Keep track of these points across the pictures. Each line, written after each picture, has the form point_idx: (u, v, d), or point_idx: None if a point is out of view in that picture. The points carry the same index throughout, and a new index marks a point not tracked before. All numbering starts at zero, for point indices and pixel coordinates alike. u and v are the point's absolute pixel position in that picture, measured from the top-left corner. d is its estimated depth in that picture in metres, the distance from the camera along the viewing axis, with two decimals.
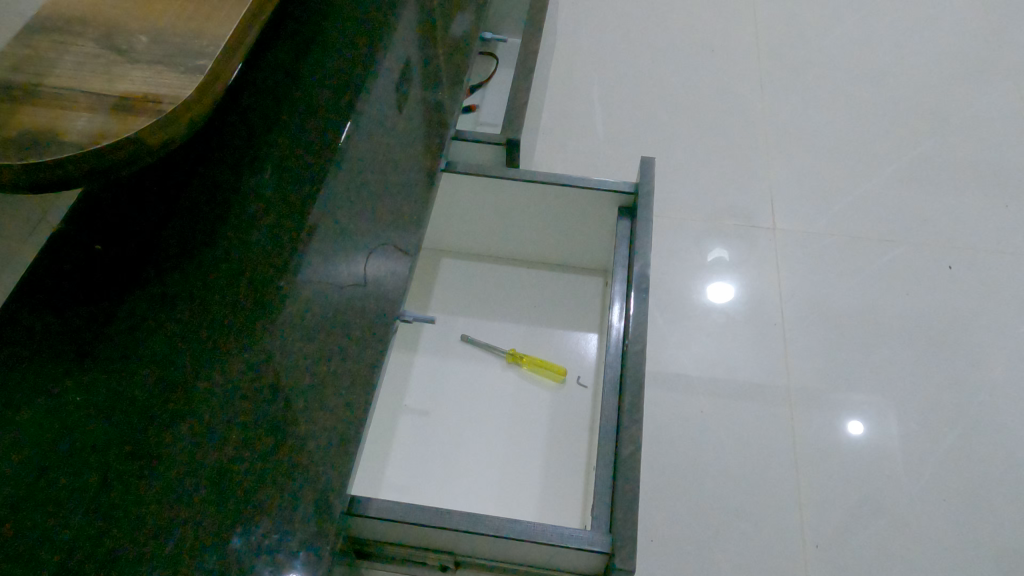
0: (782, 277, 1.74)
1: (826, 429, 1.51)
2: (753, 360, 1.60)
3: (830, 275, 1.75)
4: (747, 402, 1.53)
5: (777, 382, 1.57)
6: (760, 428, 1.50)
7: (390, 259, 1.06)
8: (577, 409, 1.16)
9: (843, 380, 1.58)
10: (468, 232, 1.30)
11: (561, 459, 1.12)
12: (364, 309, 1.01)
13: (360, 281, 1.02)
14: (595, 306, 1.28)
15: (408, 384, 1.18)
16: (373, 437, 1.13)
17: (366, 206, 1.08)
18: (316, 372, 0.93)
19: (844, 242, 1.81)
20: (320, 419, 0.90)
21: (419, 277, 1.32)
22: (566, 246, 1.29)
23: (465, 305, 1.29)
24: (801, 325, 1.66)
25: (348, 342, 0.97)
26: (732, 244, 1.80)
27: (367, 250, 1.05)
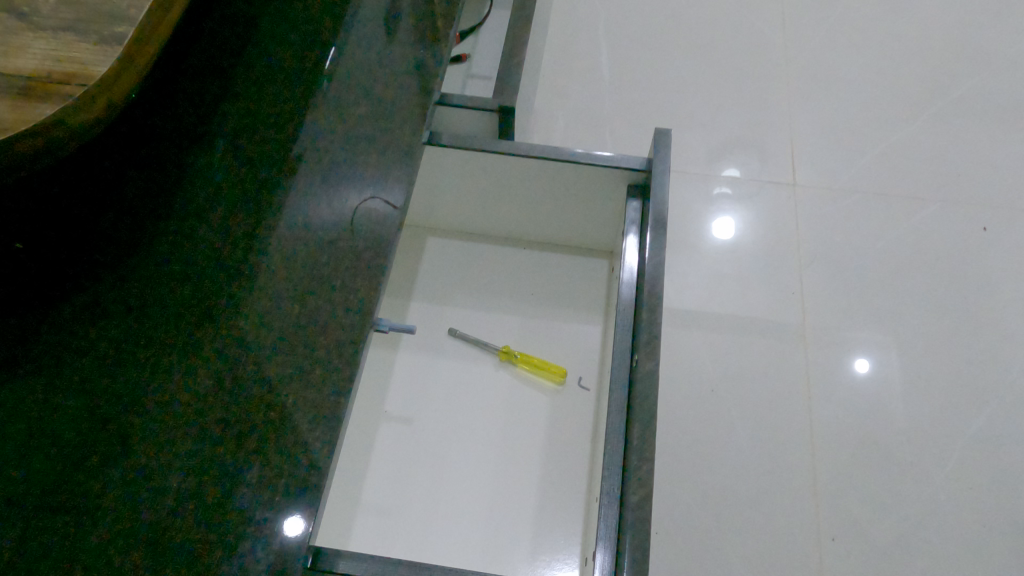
0: (802, 239, 1.58)
1: (846, 413, 1.38)
2: (770, 337, 1.46)
3: (855, 238, 1.58)
4: (761, 384, 1.40)
5: (795, 361, 1.43)
6: (775, 413, 1.38)
7: (375, 230, 0.88)
8: (578, 417, 1.04)
9: (867, 356, 1.44)
10: (456, 209, 1.15)
11: (558, 474, 1.00)
12: (345, 295, 0.83)
13: (339, 262, 0.85)
14: (600, 293, 1.15)
15: (390, 388, 1.06)
16: (349, 451, 1.01)
17: (342, 177, 0.91)
18: (283, 383, 0.77)
19: (871, 200, 1.64)
20: (292, 438, 0.74)
21: (401, 260, 1.17)
22: (568, 224, 1.14)
23: (454, 293, 1.15)
24: (822, 296, 1.51)
25: (325, 337, 0.80)
26: (747, 201, 1.62)
27: (345, 228, 0.88)
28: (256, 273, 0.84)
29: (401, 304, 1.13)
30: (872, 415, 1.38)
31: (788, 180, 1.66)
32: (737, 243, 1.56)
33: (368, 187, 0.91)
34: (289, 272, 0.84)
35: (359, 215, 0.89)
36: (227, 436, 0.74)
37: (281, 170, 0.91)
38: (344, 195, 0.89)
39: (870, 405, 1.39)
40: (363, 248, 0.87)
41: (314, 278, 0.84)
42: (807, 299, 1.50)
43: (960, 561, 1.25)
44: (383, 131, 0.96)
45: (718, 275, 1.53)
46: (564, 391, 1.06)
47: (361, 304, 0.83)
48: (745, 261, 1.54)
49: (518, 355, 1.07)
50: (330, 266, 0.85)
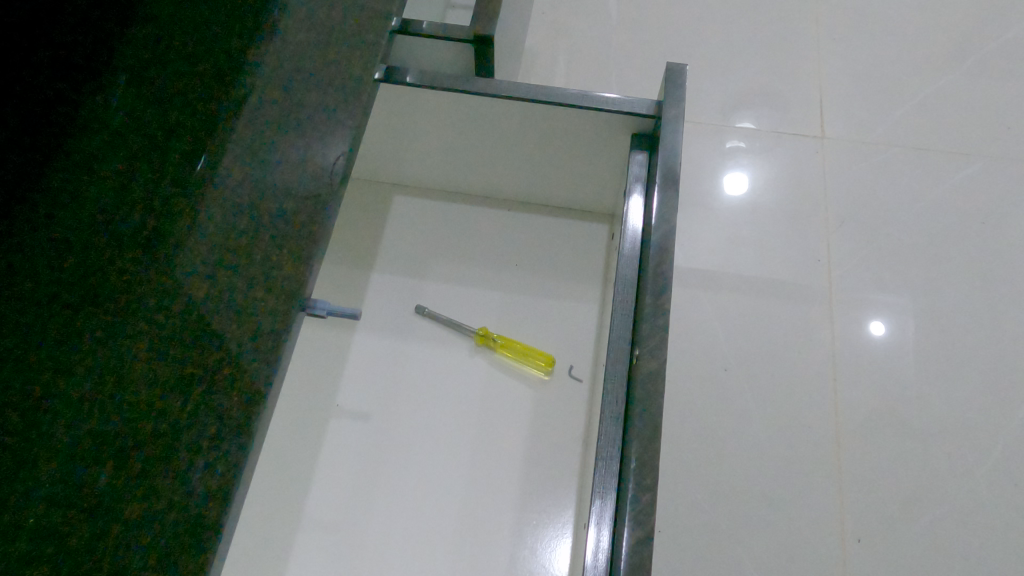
0: (829, 200, 1.38)
1: (878, 398, 1.20)
2: (794, 310, 1.27)
3: (890, 199, 1.38)
4: (782, 364, 1.22)
5: (822, 338, 1.25)
6: (797, 398, 1.20)
7: (310, 187, 0.70)
8: (567, 414, 0.87)
9: (905, 334, 1.26)
10: (426, 163, 0.97)
11: (542, 482, 0.84)
12: (269, 270, 0.66)
13: (261, 228, 0.67)
14: (597, 264, 0.96)
15: (343, 376, 0.89)
16: (295, 453, 0.85)
17: (273, 120, 0.73)
18: (182, 381, 0.60)
19: (910, 156, 1.44)
20: (186, 458, 0.58)
21: (362, 224, 1.00)
22: (560, 181, 0.95)
23: (421, 264, 0.97)
24: (854, 264, 1.32)
25: (240, 326, 0.63)
26: (769, 157, 1.42)
27: (273, 183, 0.70)
28: (159, 240, 0.67)
29: (359, 277, 0.96)
30: (907, 399, 1.20)
31: (815, 133, 1.46)
32: (755, 204, 1.37)
33: (303, 135, 0.72)
34: (200, 238, 0.67)
35: (292, 166, 0.71)
36: (105, 449, 0.58)
37: (200, 115, 0.74)
38: (274, 144, 0.72)
39: (906, 389, 1.21)
40: (294, 210, 0.69)
41: (230, 247, 0.66)
42: (835, 267, 1.31)
43: (1007, 566, 1.09)
44: (328, 62, 0.78)
45: (734, 238, 1.33)
46: (550, 382, 0.89)
47: (287, 286, 0.66)
48: (764, 225, 1.35)
49: (499, 338, 0.90)
50: (249, 235, 0.67)
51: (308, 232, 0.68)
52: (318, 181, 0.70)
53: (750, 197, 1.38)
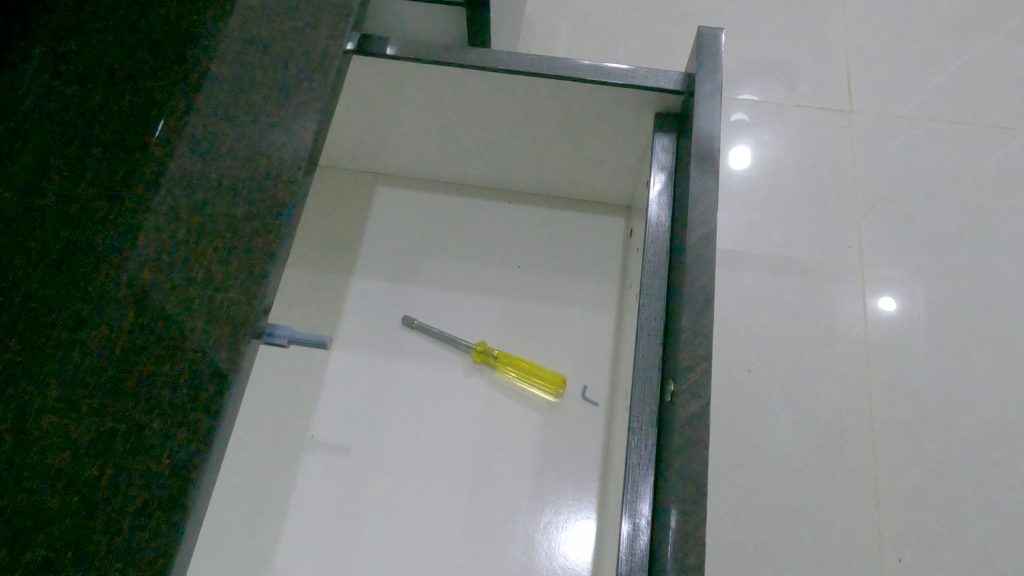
0: (858, 183, 1.05)
1: (921, 420, 0.90)
2: (816, 324, 0.95)
3: (926, 186, 1.05)
4: (805, 402, 0.91)
5: (857, 350, 0.94)
6: (827, 422, 0.90)
7: (265, 183, 0.55)
8: (582, 443, 0.74)
9: (957, 343, 0.94)
10: (413, 149, 0.83)
11: (555, 525, 0.71)
12: (211, 293, 0.52)
13: (203, 239, 0.53)
14: (614, 264, 0.83)
15: (318, 402, 0.76)
16: (261, 495, 0.72)
17: (223, 103, 0.59)
18: (101, 442, 0.47)
19: (949, 134, 1.09)
20: (100, 543, 0.44)
21: (340, 221, 0.86)
22: (571, 168, 0.82)
23: (408, 266, 0.84)
24: (887, 257, 1.00)
25: (173, 367, 0.49)
26: (773, 135, 1.08)
27: (218, 182, 0.56)
28: (82, 257, 0.54)
29: (335, 284, 0.82)
30: (956, 432, 0.89)
31: (841, 107, 1.11)
32: (772, 189, 1.03)
33: (258, 119, 0.58)
34: (127, 254, 0.54)
35: (244, 158, 0.56)
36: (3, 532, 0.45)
37: (132, 101, 0.61)
38: (221, 132, 0.58)
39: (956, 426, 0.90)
40: (245, 213, 0.54)
41: (163, 265, 0.53)
42: (868, 271, 0.99)
43: None
44: (290, 31, 0.63)
45: (742, 234, 1.00)
46: (561, 407, 0.76)
47: (233, 312, 0.51)
48: (777, 223, 1.02)
49: (501, 354, 0.77)
50: (190, 249, 0.53)
51: (261, 241, 0.53)
52: (275, 174, 0.55)
53: (756, 188, 1.04)
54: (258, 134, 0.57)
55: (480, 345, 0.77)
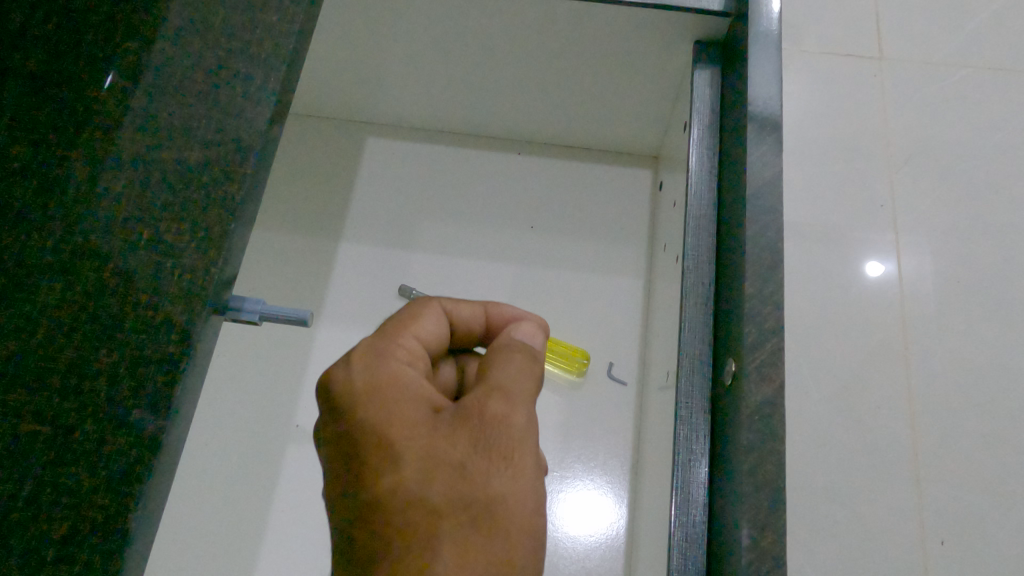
0: (892, 128, 0.64)
1: (970, 501, 0.54)
2: (844, 358, 0.57)
3: (977, 150, 0.64)
4: (831, 476, 0.54)
5: (896, 392, 0.56)
6: (873, 476, 0.54)
7: (226, 125, 0.44)
8: (611, 428, 0.65)
9: (980, 374, 0.57)
10: (407, 93, 0.71)
11: (584, 521, 0.62)
12: (158, 259, 0.41)
13: (146, 193, 0.43)
14: (641, 222, 0.73)
15: (302, 385, 0.65)
16: (237, 494, 0.61)
17: (170, 25, 0.47)
18: (18, 447, 0.37)
19: (1019, 84, 0.66)
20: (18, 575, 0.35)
21: (325, 177, 0.74)
22: (592, 113, 0.71)
23: (404, 227, 0.73)
24: (924, 231, 0.61)
25: (108, 353, 0.39)
26: (791, 86, 0.65)
27: (165, 122, 0.45)
28: None
29: (318, 250, 0.71)
30: None
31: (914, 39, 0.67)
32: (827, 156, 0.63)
33: (211, 47, 0.47)
34: (47, 209, 0.42)
35: (196, 93, 0.45)
36: None
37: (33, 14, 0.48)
38: (168, 61, 0.46)
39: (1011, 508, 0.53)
40: (201, 161, 0.44)
41: (94, 224, 0.42)
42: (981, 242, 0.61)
43: None
44: None
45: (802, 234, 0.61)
46: (585, 386, 0.66)
47: (184, 284, 0.41)
48: (829, 211, 0.61)
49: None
50: (130, 203, 0.42)
51: (219, 195, 0.43)
52: (234, 113, 0.45)
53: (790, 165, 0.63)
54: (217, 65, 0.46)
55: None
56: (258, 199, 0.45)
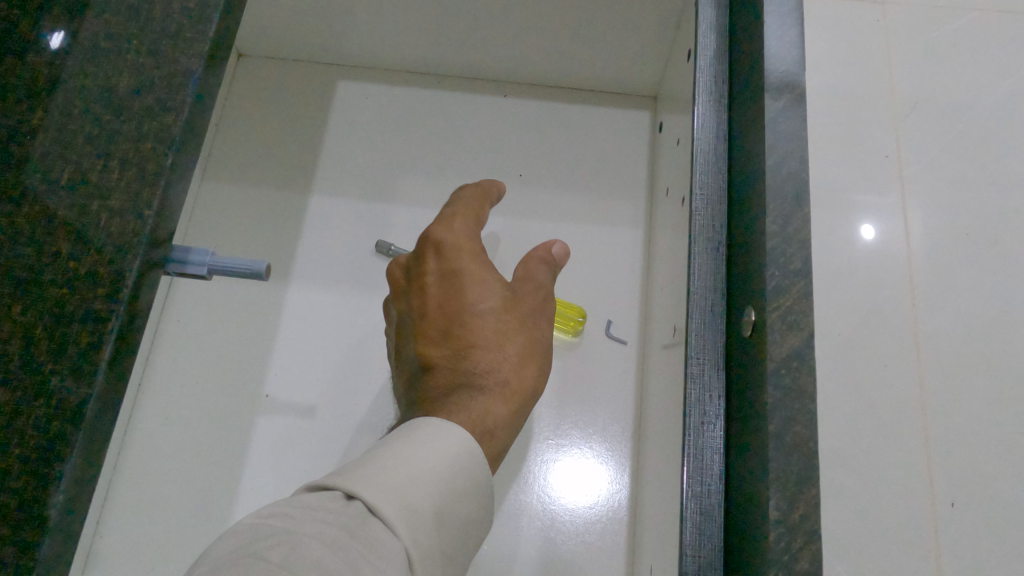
0: (896, 42, 0.52)
1: (998, 476, 0.42)
2: (840, 318, 0.45)
3: (992, 69, 0.52)
4: (840, 461, 0.42)
5: (903, 356, 0.45)
6: (881, 458, 0.43)
7: (161, 45, 0.38)
8: (611, 391, 0.60)
9: (993, 326, 0.45)
10: (380, 31, 0.65)
11: (583, 491, 0.57)
12: (86, 201, 0.35)
13: (69, 126, 0.36)
14: (638, 167, 0.67)
15: (272, 351, 0.60)
16: (204, 470, 0.56)
17: None
18: None
19: None
20: None
21: (295, 125, 0.68)
22: (584, 50, 0.65)
23: (380, 177, 0.66)
24: (935, 160, 0.49)
25: (25, 312, 0.33)
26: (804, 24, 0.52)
27: (91, 44, 0.38)
28: None
29: (287, 205, 0.65)
30: None
31: None
32: (855, 102, 0.50)
33: None
34: None
35: (129, 13, 0.39)
36: None
37: None
38: None
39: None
40: (133, 88, 0.37)
41: (10, 161, 0.36)
42: None
43: None
44: None
45: (836, 200, 0.48)
46: (582, 346, 0.61)
47: (113, 230, 0.34)
48: (866, 161, 0.49)
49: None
50: (53, 137, 0.36)
51: (154, 126, 0.36)
52: (173, 35, 0.38)
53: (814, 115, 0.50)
54: None
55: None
56: (200, 133, 0.39)
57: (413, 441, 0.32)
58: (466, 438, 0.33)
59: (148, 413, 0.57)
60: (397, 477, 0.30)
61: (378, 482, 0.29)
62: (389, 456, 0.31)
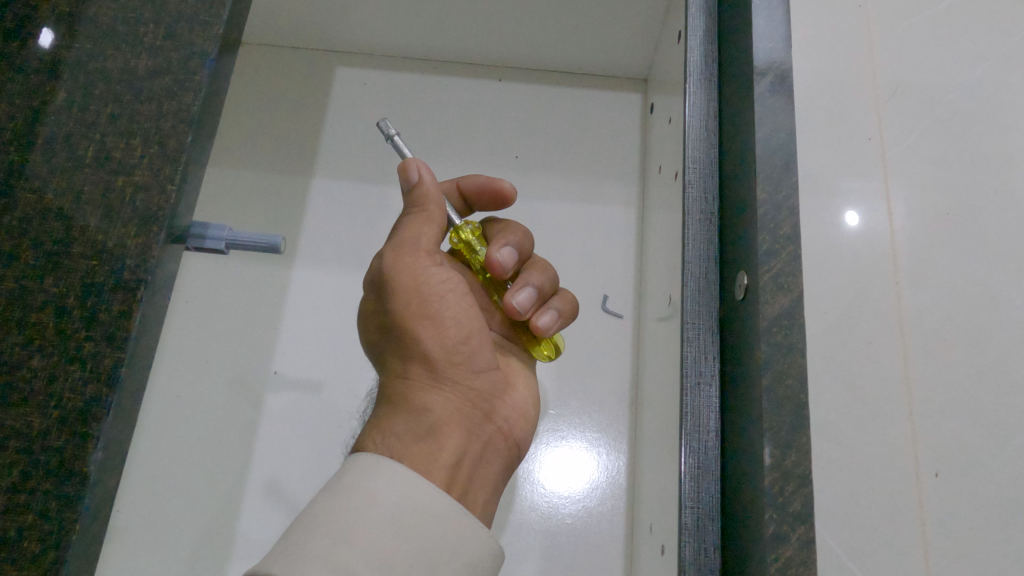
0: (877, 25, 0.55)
1: (970, 427, 0.45)
2: (826, 286, 0.48)
3: (966, 55, 0.55)
4: (828, 417, 0.45)
5: (885, 321, 0.47)
6: (866, 415, 0.45)
7: (177, 29, 0.40)
8: (608, 363, 0.62)
9: (966, 289, 0.48)
10: (377, 19, 0.67)
11: (582, 459, 0.59)
12: (110, 178, 0.37)
13: (91, 106, 0.38)
14: (629, 148, 0.69)
15: (280, 331, 0.61)
16: (216, 444, 0.58)
17: None
18: None
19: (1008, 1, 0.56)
20: None
21: (294, 111, 0.69)
22: (578, 35, 0.67)
23: (377, 161, 0.68)
24: (909, 139, 0.52)
25: (56, 283, 0.35)
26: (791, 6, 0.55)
27: (109, 28, 0.40)
28: None
29: (290, 188, 0.66)
30: None
31: None
32: (838, 81, 0.53)
33: None
34: None
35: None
36: None
37: None
38: None
39: (1007, 442, 0.45)
40: (151, 70, 0.39)
41: (34, 140, 0.37)
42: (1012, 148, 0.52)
43: None
44: None
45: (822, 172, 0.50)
46: (579, 320, 0.63)
47: (138, 204, 0.36)
48: (849, 135, 0.51)
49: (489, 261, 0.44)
50: (74, 118, 0.38)
51: (174, 105, 0.38)
52: (188, 22, 0.40)
53: (801, 92, 0.52)
54: None
55: (464, 239, 0.44)
56: (216, 112, 0.41)
57: (340, 495, 0.33)
58: (388, 476, 0.34)
59: (159, 391, 0.59)
60: (312, 542, 0.31)
61: (293, 554, 0.31)
62: (311, 521, 0.32)
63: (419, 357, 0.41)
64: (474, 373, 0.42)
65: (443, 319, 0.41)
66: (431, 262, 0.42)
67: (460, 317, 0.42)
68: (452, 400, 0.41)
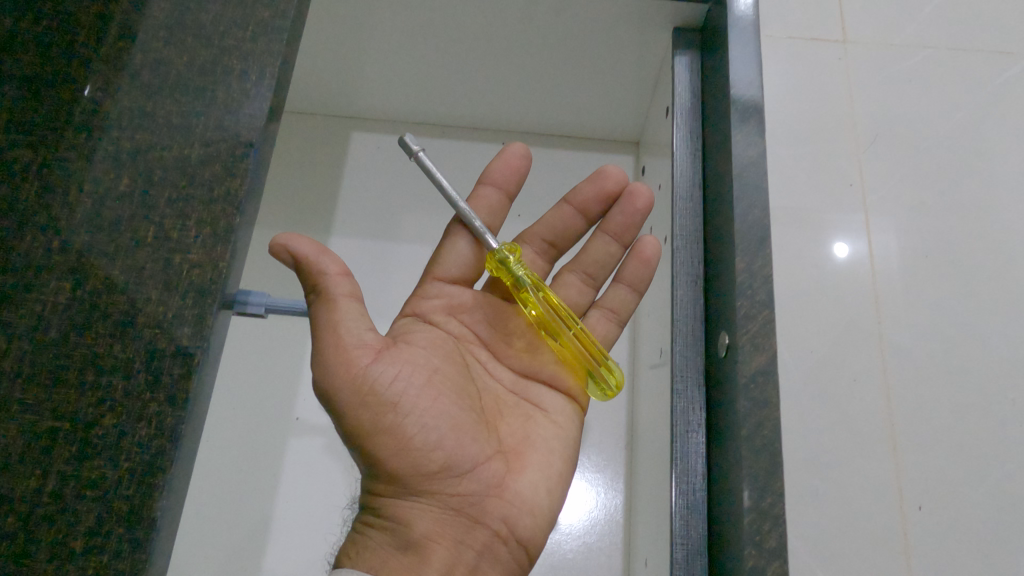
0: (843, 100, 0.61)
1: (923, 464, 0.51)
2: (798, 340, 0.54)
3: (934, 124, 0.61)
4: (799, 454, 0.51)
5: (850, 371, 0.53)
6: (832, 453, 0.51)
7: (226, 122, 0.45)
8: (605, 407, 0.67)
9: (922, 339, 0.54)
10: (391, 88, 0.73)
11: (582, 497, 0.64)
12: (168, 255, 0.42)
13: (151, 192, 0.43)
14: None
15: None
16: None
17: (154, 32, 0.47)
18: (40, 440, 0.38)
19: (960, 74, 0.62)
20: (48, 563, 0.36)
21: (313, 173, 0.75)
22: (575, 102, 0.73)
23: (388, 220, 0.74)
24: (881, 203, 0.59)
25: (124, 349, 0.40)
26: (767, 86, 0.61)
27: (166, 122, 0.45)
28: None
29: None
30: None
31: (872, 30, 0.64)
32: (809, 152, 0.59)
33: (209, 50, 0.47)
34: (56, 207, 0.43)
35: (197, 95, 0.46)
36: None
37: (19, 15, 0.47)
38: (143, 65, 0.46)
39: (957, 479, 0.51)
40: (203, 158, 0.44)
41: (102, 221, 0.42)
42: (963, 210, 0.58)
43: None
44: None
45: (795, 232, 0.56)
46: None
47: (195, 280, 0.41)
48: (820, 201, 0.58)
49: (526, 285, 0.45)
50: (137, 201, 0.43)
51: (224, 192, 0.44)
52: (235, 115, 0.46)
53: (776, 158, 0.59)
54: (209, 66, 0.47)
55: (501, 256, 0.45)
56: (258, 193, 0.46)
57: None
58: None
59: None
60: None
61: None
62: None
63: (390, 472, 0.41)
64: (458, 477, 0.42)
65: (403, 428, 0.41)
66: (372, 363, 0.41)
67: (424, 419, 0.42)
68: (432, 511, 0.42)
